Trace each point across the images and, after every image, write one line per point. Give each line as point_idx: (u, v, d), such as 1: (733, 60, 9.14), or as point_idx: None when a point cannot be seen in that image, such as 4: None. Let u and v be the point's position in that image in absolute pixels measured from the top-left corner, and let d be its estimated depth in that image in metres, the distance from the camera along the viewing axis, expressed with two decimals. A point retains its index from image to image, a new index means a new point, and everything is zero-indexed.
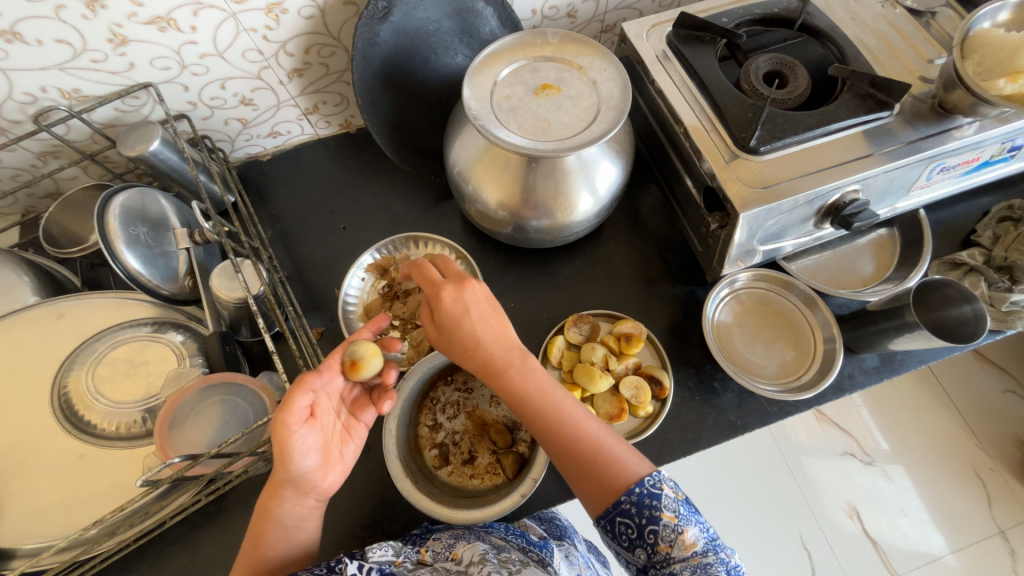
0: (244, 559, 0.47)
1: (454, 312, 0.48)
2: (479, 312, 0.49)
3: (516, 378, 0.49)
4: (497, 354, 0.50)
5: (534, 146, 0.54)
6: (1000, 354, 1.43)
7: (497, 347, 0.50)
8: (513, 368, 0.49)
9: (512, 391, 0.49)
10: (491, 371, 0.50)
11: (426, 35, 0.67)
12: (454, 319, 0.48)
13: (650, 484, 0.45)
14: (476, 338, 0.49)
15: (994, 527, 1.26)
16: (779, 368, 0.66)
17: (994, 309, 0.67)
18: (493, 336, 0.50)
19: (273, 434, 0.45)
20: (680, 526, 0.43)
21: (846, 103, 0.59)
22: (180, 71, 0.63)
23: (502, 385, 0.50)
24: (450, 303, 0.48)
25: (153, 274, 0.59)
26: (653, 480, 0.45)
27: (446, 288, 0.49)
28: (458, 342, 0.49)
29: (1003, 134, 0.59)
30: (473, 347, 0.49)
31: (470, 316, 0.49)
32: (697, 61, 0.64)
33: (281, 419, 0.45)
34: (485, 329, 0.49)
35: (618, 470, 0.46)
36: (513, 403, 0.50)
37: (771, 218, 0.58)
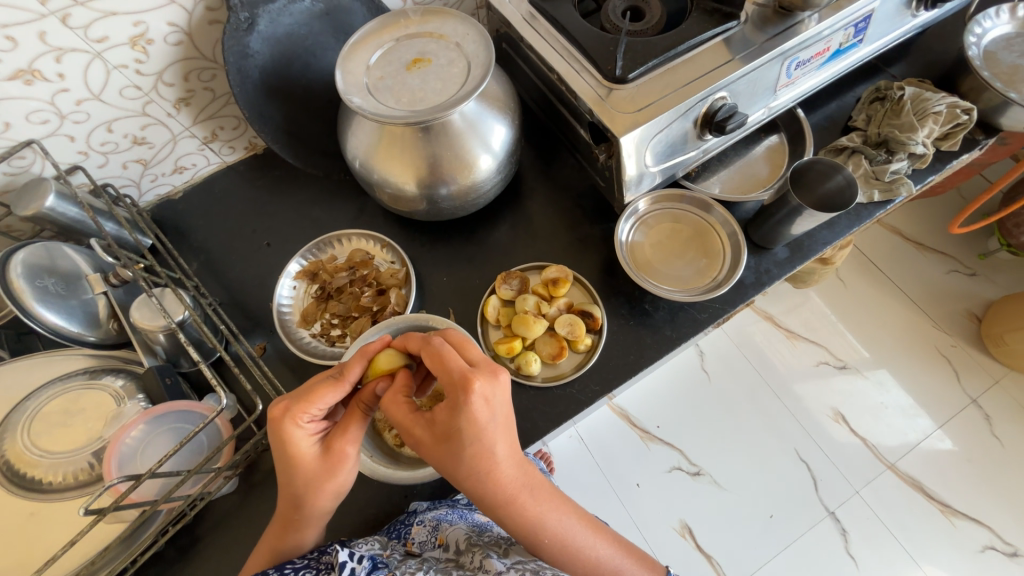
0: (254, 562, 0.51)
1: (475, 429, 0.45)
2: (500, 431, 0.46)
3: (535, 505, 0.48)
4: (510, 483, 0.47)
5: (413, 115, 0.57)
6: (936, 238, 1.52)
7: (512, 471, 0.47)
8: (523, 500, 0.48)
9: (522, 519, 0.48)
10: (501, 503, 0.47)
11: (300, 39, 0.68)
12: (472, 440, 0.45)
13: None
14: (493, 463, 0.46)
15: (966, 397, 1.35)
16: (695, 274, 0.70)
17: (879, 181, 0.73)
18: (508, 460, 0.47)
19: (334, 470, 0.47)
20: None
21: (696, 21, 0.64)
22: (59, 121, 0.63)
23: (509, 517, 0.48)
24: (473, 421, 0.45)
25: (73, 323, 0.60)
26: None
27: (476, 384, 0.45)
28: (471, 477, 0.46)
29: (840, 20, 0.65)
30: (486, 479, 0.46)
31: (485, 436, 0.45)
32: (558, 11, 0.67)
33: (345, 453, 0.48)
34: (503, 454, 0.46)
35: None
36: (523, 531, 0.49)
37: (652, 136, 0.62)
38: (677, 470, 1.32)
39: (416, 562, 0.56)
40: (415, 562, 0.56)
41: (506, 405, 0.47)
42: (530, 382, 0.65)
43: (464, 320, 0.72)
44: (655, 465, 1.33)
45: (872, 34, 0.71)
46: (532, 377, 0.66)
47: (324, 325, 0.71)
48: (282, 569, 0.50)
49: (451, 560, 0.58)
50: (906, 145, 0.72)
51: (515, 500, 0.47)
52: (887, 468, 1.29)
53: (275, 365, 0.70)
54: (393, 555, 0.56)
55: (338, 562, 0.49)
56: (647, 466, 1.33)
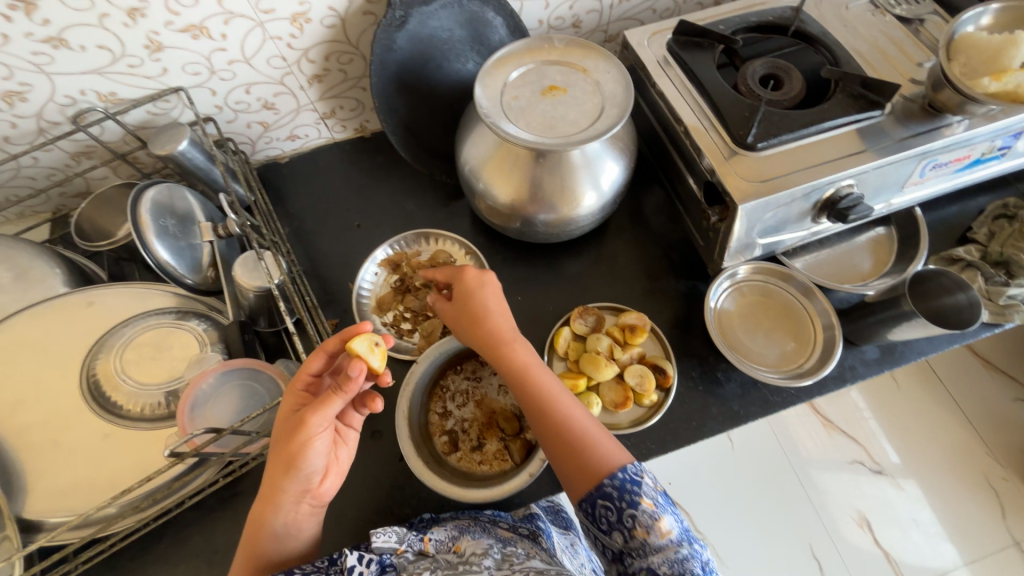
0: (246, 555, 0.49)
1: (472, 291, 0.58)
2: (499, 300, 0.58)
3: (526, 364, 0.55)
4: (503, 337, 0.56)
5: (540, 141, 0.58)
6: (1008, 361, 1.42)
7: (506, 329, 0.57)
8: (517, 350, 0.56)
9: (522, 380, 0.55)
10: (495, 355, 0.56)
11: (440, 43, 0.71)
12: (473, 295, 0.57)
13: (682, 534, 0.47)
14: (490, 319, 0.57)
15: (1010, 538, 1.24)
16: (780, 357, 0.67)
17: (991, 302, 0.68)
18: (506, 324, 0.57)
19: (292, 436, 0.46)
20: (656, 513, 0.46)
21: (840, 102, 0.62)
22: (209, 76, 0.68)
23: (529, 387, 0.55)
24: (472, 285, 0.58)
25: (181, 265, 0.63)
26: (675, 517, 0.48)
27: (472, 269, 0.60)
28: (478, 326, 0.57)
29: (991, 131, 0.62)
30: (495, 330, 0.56)
31: (492, 295, 0.58)
32: (696, 65, 0.67)
33: (299, 422, 0.47)
34: (495, 307, 0.57)
35: (600, 452, 0.50)
36: (520, 386, 0.55)
37: (769, 210, 0.61)
38: None
39: (425, 564, 0.51)
40: (424, 564, 0.51)
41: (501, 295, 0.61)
42: None
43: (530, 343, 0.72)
44: None
45: (1017, 151, 0.67)
46: None
47: (396, 316, 0.73)
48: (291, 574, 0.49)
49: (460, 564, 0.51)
50: None
51: (514, 346, 0.56)
52: None
53: None
54: (405, 556, 0.52)
55: (344, 565, 0.49)
56: None
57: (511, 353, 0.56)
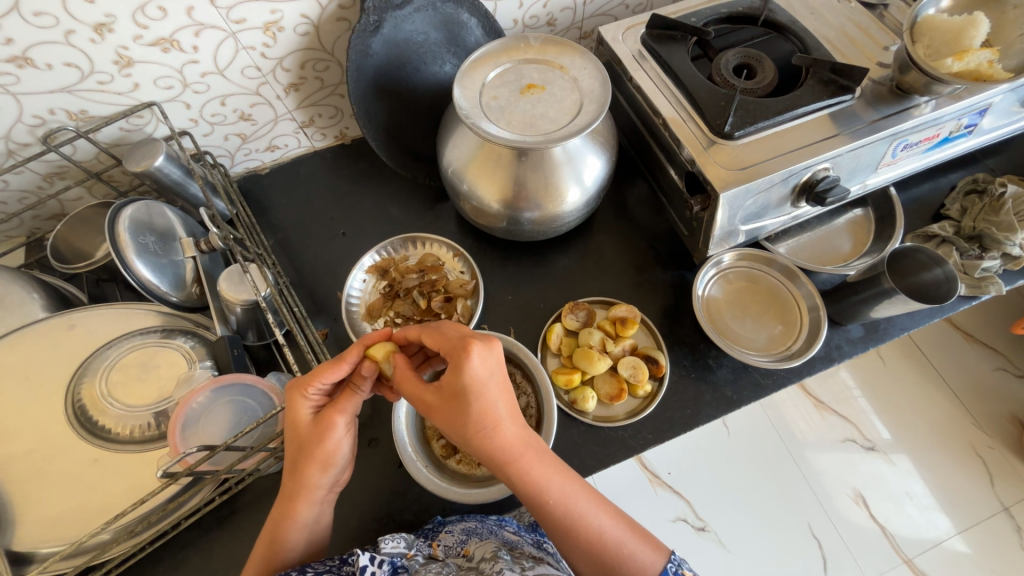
0: (263, 558, 0.49)
1: (478, 384, 0.45)
2: (500, 388, 0.47)
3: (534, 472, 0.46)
4: (512, 440, 0.46)
5: (522, 139, 0.58)
6: (987, 333, 1.46)
7: (509, 428, 0.46)
8: (525, 459, 0.46)
9: (528, 491, 0.46)
10: (505, 462, 0.46)
11: (416, 46, 0.71)
12: (479, 395, 0.45)
13: (673, 570, 0.46)
14: (495, 422, 0.46)
15: (998, 504, 1.28)
16: (768, 340, 0.69)
17: (967, 275, 0.70)
18: (509, 420, 0.47)
19: (324, 437, 0.48)
20: None
21: (811, 88, 0.63)
22: (182, 89, 0.67)
23: (534, 497, 0.46)
24: (474, 373, 0.45)
25: (163, 282, 0.62)
26: (673, 566, 0.47)
27: (472, 349, 0.46)
28: (483, 432, 0.45)
29: (957, 110, 0.64)
30: (490, 434, 0.46)
31: (491, 393, 0.46)
32: (671, 57, 0.68)
33: (334, 423, 0.48)
34: (500, 403, 0.46)
35: (636, 565, 0.45)
36: (526, 495, 0.46)
37: (749, 198, 0.62)
38: (682, 522, 1.29)
39: (434, 567, 0.51)
40: (434, 567, 0.51)
41: (506, 369, 0.48)
42: (581, 417, 0.65)
43: (522, 341, 0.72)
44: (660, 511, 1.30)
45: (983, 127, 0.70)
46: (584, 412, 0.65)
47: (387, 322, 0.72)
48: (304, 571, 0.48)
49: (470, 568, 0.51)
50: (1002, 245, 0.70)
51: (518, 456, 0.46)
52: (904, 562, 1.23)
53: (334, 352, 0.71)
54: (415, 559, 0.52)
55: (358, 564, 0.47)
56: (653, 512, 1.30)
57: (515, 458, 0.46)
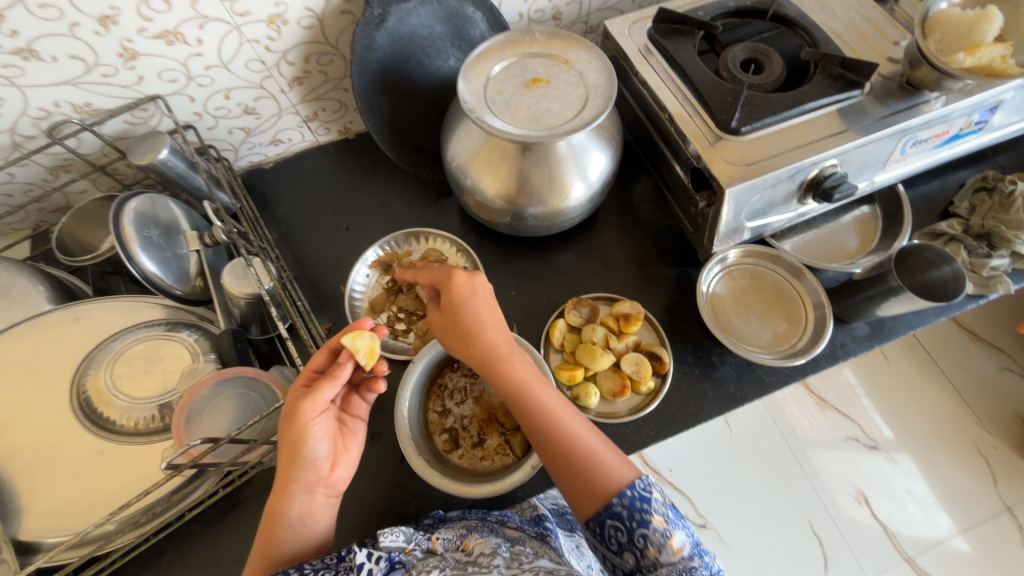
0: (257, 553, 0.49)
1: (464, 301, 0.54)
2: (487, 303, 0.55)
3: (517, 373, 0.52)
4: (496, 347, 0.53)
5: (526, 133, 0.58)
6: (994, 332, 1.45)
7: (491, 336, 0.53)
8: (507, 363, 0.52)
9: (510, 392, 0.52)
10: (491, 362, 0.52)
11: (420, 40, 0.70)
12: (471, 307, 0.53)
13: (640, 488, 0.46)
14: (480, 330, 0.53)
15: (1001, 504, 1.27)
16: (773, 338, 0.68)
17: (975, 274, 0.70)
18: (494, 330, 0.53)
19: (289, 424, 0.48)
20: (668, 531, 0.44)
21: (820, 84, 0.63)
22: (186, 82, 0.67)
23: (518, 399, 0.51)
24: (460, 288, 0.54)
25: (167, 275, 0.62)
26: (642, 484, 0.46)
27: (458, 273, 0.55)
28: (472, 335, 0.53)
29: (968, 106, 0.63)
30: (478, 339, 0.53)
31: (479, 306, 0.54)
32: (677, 52, 0.67)
33: (297, 408, 0.48)
34: (490, 316, 0.54)
35: (607, 476, 0.47)
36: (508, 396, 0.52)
37: (755, 194, 0.61)
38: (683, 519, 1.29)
39: (434, 560, 0.50)
40: (433, 560, 0.50)
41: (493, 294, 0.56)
42: (584, 414, 0.65)
43: (525, 337, 0.72)
44: None
45: (993, 124, 0.69)
46: (586, 409, 0.65)
47: (390, 317, 0.73)
48: (302, 569, 0.48)
49: (469, 563, 0.51)
50: (1011, 243, 0.70)
51: (501, 360, 0.52)
52: (905, 561, 1.23)
53: None
54: (414, 553, 0.51)
55: (355, 560, 0.47)
56: None
57: (498, 362, 0.52)
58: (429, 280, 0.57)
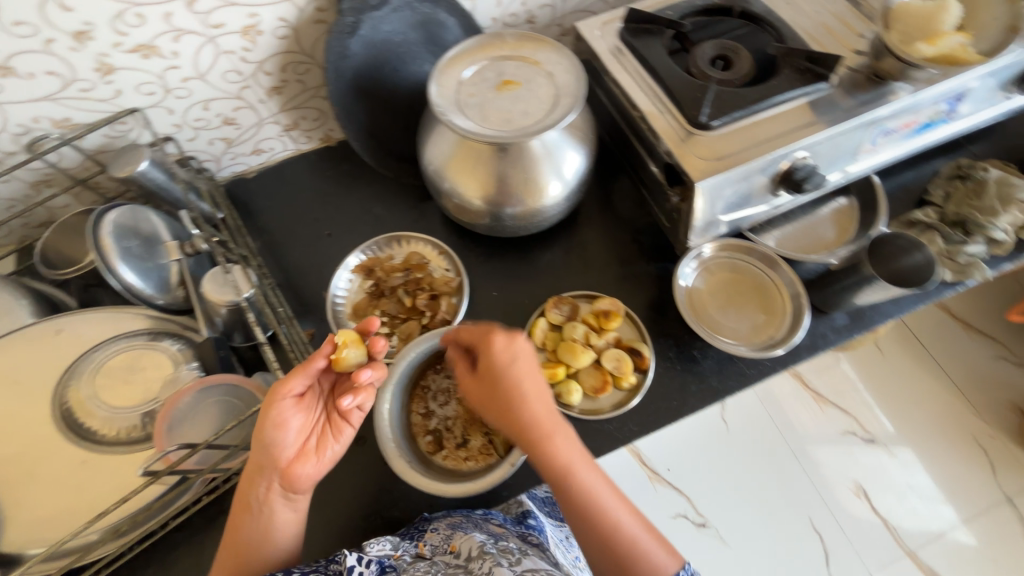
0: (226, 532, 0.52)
1: (506, 367, 0.52)
2: (531, 370, 0.53)
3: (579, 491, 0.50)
4: (541, 418, 0.52)
5: (497, 134, 0.58)
6: (988, 322, 1.45)
7: (536, 411, 0.52)
8: (556, 436, 0.51)
9: (555, 475, 0.50)
10: (537, 439, 0.51)
11: (395, 46, 0.71)
12: (517, 364, 0.53)
13: None
14: (523, 400, 0.52)
15: (1001, 494, 1.27)
16: (751, 329, 0.69)
17: (952, 261, 0.70)
18: (536, 400, 0.52)
19: (264, 404, 0.50)
20: None
21: (786, 78, 0.64)
22: (164, 95, 0.67)
23: (561, 480, 0.50)
24: (501, 354, 0.53)
25: (148, 285, 0.63)
26: None
27: (497, 336, 0.53)
28: (517, 400, 0.52)
29: (934, 95, 0.64)
30: (520, 410, 0.52)
31: (529, 398, 0.52)
32: (647, 51, 0.68)
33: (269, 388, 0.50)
34: (540, 405, 0.52)
35: (652, 564, 0.49)
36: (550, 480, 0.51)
37: (727, 187, 0.62)
38: (683, 519, 1.28)
39: (422, 567, 0.51)
40: (421, 567, 0.51)
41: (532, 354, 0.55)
42: (568, 411, 0.65)
43: None
44: (661, 508, 1.30)
45: (962, 113, 0.70)
46: (569, 406, 0.65)
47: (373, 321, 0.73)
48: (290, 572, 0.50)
49: (459, 566, 0.51)
50: (986, 229, 0.70)
51: (551, 433, 0.51)
52: (907, 555, 1.22)
53: None
54: (403, 558, 0.53)
55: (345, 564, 0.48)
56: (652, 509, 1.30)
57: (542, 437, 0.51)
58: (466, 340, 0.56)
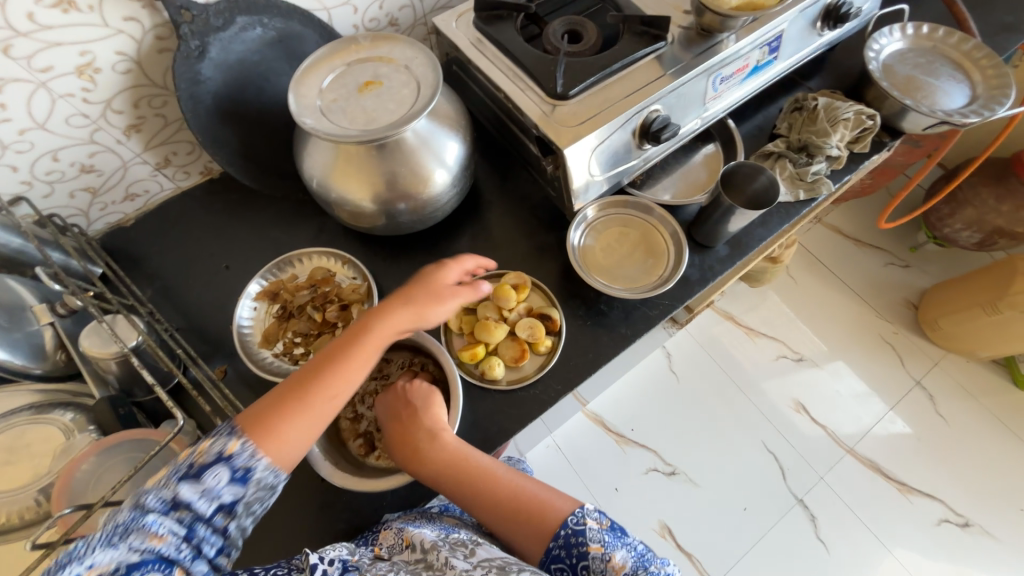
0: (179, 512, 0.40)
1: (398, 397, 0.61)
2: (413, 397, 0.61)
3: (473, 473, 0.55)
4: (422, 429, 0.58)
5: (365, 133, 0.59)
6: (873, 235, 1.64)
7: (417, 425, 0.58)
8: (437, 440, 0.57)
9: (447, 477, 0.56)
10: (420, 452, 0.57)
11: (254, 65, 0.70)
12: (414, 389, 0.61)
13: (574, 522, 0.50)
14: (408, 419, 0.59)
15: (911, 380, 1.45)
16: (643, 273, 0.74)
17: (803, 181, 0.80)
18: (414, 416, 0.59)
19: (425, 306, 0.54)
20: (606, 555, 0.48)
21: (628, 43, 0.70)
22: (1, 152, 0.62)
23: (454, 478, 0.55)
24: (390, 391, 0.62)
25: (17, 356, 0.59)
26: (576, 517, 0.50)
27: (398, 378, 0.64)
28: (408, 417, 0.59)
29: (755, 39, 0.72)
30: (403, 431, 0.58)
31: (410, 416, 0.59)
32: (502, 35, 0.72)
33: (453, 292, 0.56)
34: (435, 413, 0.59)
35: (551, 514, 0.52)
36: (445, 483, 0.56)
37: (594, 148, 0.67)
38: (654, 471, 1.35)
39: (383, 566, 0.51)
40: (382, 566, 0.51)
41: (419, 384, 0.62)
42: (494, 386, 0.67)
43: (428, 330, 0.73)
44: (632, 467, 1.36)
45: (785, 52, 0.79)
46: (496, 381, 0.68)
47: (287, 344, 0.71)
48: None
49: (418, 561, 0.52)
50: (823, 148, 0.80)
51: (430, 439, 0.57)
52: (847, 453, 1.36)
53: (236, 387, 0.69)
54: (363, 559, 0.51)
55: (307, 564, 0.45)
56: (626, 470, 1.36)
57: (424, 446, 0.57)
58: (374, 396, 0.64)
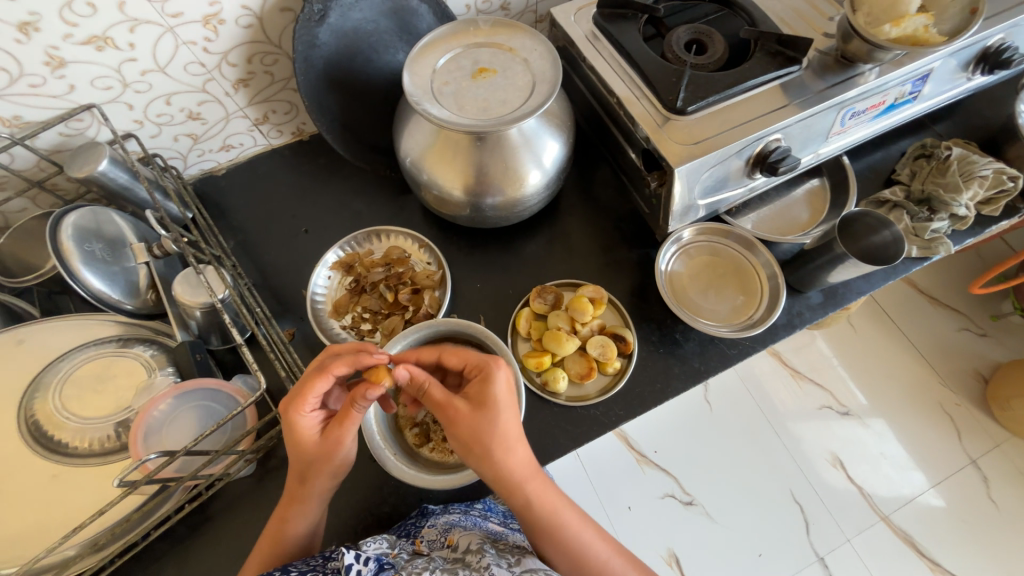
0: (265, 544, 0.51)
1: (496, 408, 0.49)
2: (514, 415, 0.50)
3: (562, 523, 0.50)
4: (522, 463, 0.50)
5: (474, 123, 0.58)
6: (954, 296, 1.51)
7: (518, 455, 0.49)
8: (533, 482, 0.50)
9: (532, 516, 0.50)
10: (517, 484, 0.49)
11: (366, 35, 0.70)
12: (497, 412, 0.49)
13: None
14: (506, 444, 0.49)
15: (967, 458, 1.34)
16: (731, 311, 0.70)
17: (919, 238, 0.73)
18: (515, 444, 0.50)
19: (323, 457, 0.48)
20: None
21: (759, 62, 0.65)
22: (122, 89, 0.64)
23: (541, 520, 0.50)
24: (492, 394, 0.50)
25: (115, 290, 0.60)
26: None
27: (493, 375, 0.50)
28: (507, 445, 0.49)
29: (901, 76, 0.65)
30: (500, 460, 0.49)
31: (510, 441, 0.50)
32: (623, 35, 0.68)
33: (338, 440, 0.48)
34: (518, 452, 0.49)
35: None
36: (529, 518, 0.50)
37: (704, 171, 0.62)
38: (670, 498, 1.31)
39: (421, 561, 0.49)
40: (420, 561, 0.49)
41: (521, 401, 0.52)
42: (554, 398, 0.65)
43: (493, 328, 0.72)
44: (649, 490, 1.32)
45: (926, 93, 0.72)
46: (556, 394, 0.66)
47: (355, 318, 0.72)
48: (287, 572, 0.47)
49: (457, 560, 0.51)
50: (951, 207, 0.73)
51: (528, 478, 0.50)
52: (881, 520, 1.28)
53: (301, 351, 0.70)
54: (400, 556, 0.50)
55: (342, 561, 0.44)
56: (641, 490, 1.32)
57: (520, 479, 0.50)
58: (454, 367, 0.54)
